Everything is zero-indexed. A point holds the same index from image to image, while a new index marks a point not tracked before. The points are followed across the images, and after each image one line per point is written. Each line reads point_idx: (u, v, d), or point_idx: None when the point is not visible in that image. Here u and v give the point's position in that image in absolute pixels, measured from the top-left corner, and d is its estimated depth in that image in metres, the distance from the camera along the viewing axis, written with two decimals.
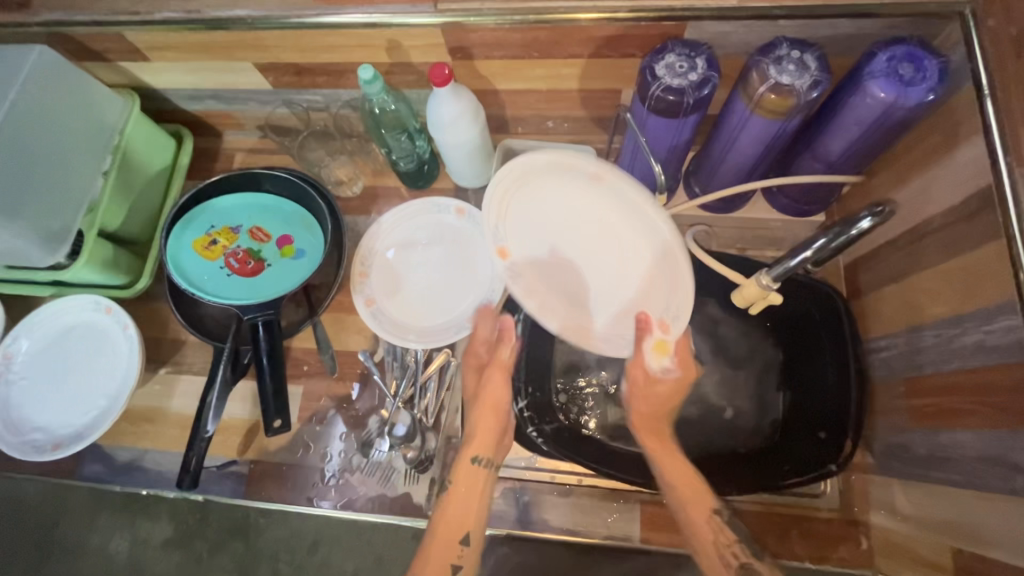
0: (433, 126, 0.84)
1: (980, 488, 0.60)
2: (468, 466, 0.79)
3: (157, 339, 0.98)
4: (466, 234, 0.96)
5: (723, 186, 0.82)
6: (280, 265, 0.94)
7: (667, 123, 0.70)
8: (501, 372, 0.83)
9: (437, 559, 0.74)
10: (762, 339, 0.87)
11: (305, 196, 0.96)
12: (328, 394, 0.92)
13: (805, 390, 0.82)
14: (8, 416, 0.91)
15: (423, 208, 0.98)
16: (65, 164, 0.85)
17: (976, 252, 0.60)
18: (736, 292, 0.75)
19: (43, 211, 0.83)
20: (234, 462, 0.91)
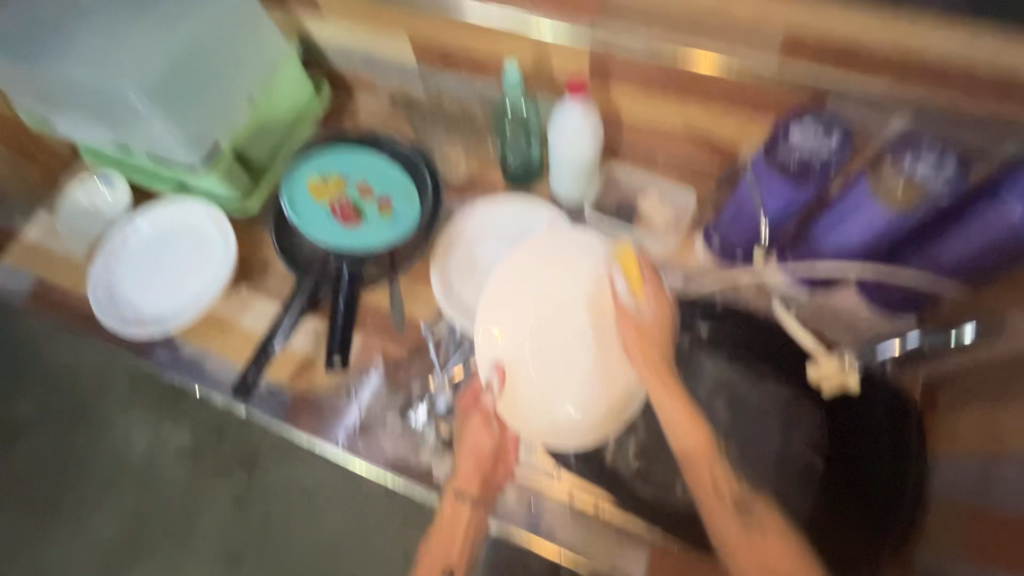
0: (553, 136, 0.89)
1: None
2: (452, 498, 0.79)
3: (248, 258, 1.06)
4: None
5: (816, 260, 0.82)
6: (375, 223, 0.99)
7: (781, 185, 0.71)
8: (484, 428, 0.81)
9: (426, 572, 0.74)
10: (815, 422, 0.80)
11: (414, 168, 1.03)
12: (383, 352, 0.97)
13: (864, 487, 0.75)
14: (109, 287, 1.01)
15: (516, 204, 1.02)
16: (223, 83, 0.95)
17: None
18: (813, 368, 0.80)
19: (196, 118, 0.93)
20: (283, 387, 0.96)
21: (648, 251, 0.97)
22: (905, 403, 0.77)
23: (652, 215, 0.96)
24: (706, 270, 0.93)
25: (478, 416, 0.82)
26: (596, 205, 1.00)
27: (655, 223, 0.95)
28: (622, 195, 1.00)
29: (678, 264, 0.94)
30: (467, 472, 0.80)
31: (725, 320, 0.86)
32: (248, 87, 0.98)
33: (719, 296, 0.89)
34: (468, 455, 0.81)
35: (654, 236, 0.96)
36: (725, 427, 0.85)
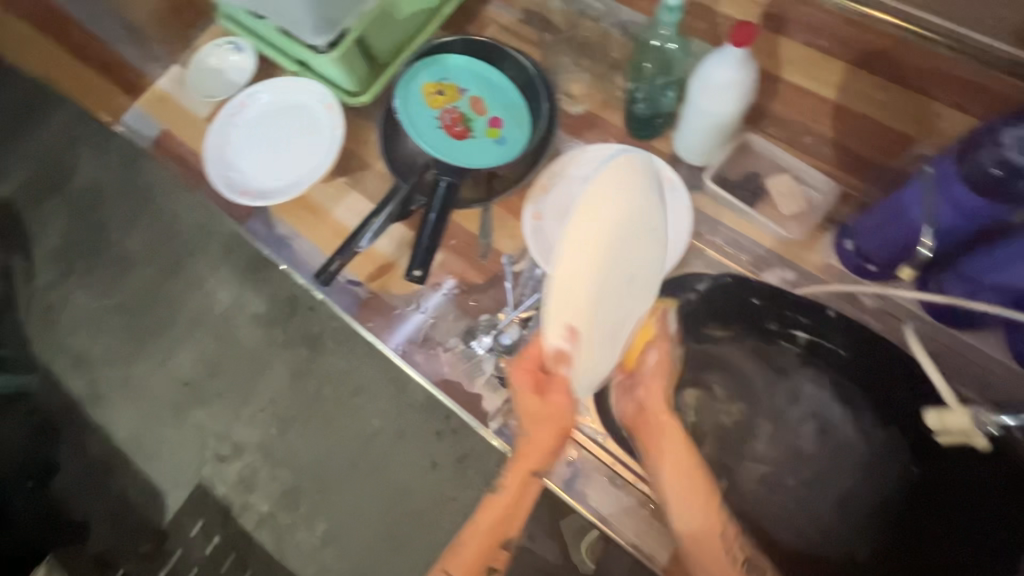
0: (698, 84, 0.79)
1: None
2: (526, 478, 0.71)
3: (350, 151, 1.06)
4: (655, 195, 0.91)
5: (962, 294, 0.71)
6: (482, 141, 0.96)
7: (966, 196, 0.62)
8: (539, 400, 0.73)
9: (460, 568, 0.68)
10: (896, 471, 0.78)
11: (532, 94, 0.97)
12: (459, 275, 0.95)
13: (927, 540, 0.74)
14: (220, 151, 1.05)
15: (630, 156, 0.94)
16: None
17: None
18: (937, 415, 0.71)
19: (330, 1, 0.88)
20: (360, 284, 0.98)
21: (762, 238, 0.89)
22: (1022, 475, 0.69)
23: (779, 198, 0.88)
24: (823, 276, 0.85)
25: (527, 380, 0.72)
26: (719, 174, 0.91)
27: (781, 208, 0.87)
28: (753, 168, 0.91)
29: (793, 262, 0.87)
30: (538, 449, 0.72)
31: (832, 333, 0.82)
32: None
33: (835, 309, 0.83)
34: (535, 423, 0.73)
35: (776, 222, 0.88)
36: (792, 442, 0.83)
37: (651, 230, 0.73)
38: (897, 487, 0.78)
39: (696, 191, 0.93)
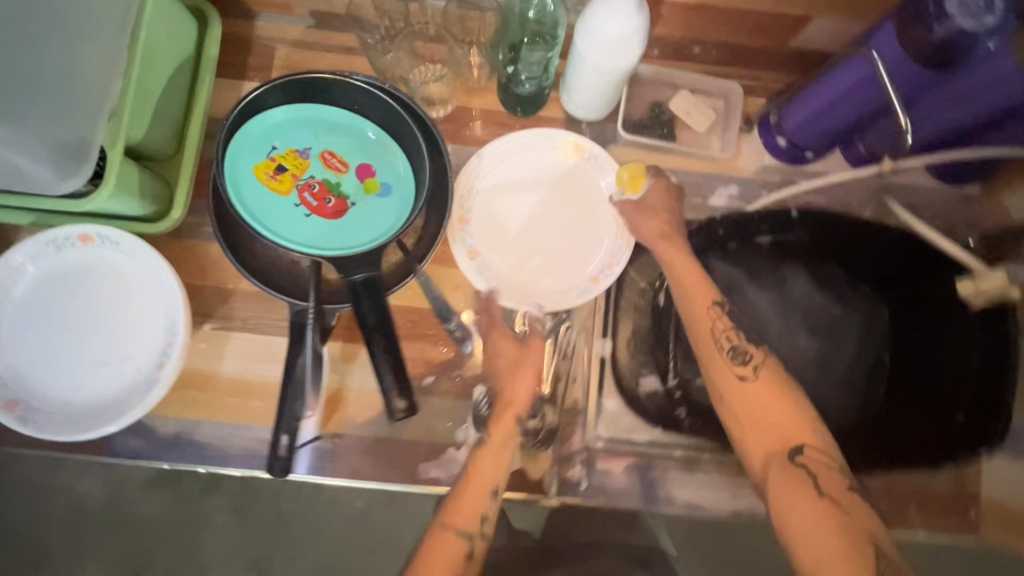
0: (582, 33, 0.67)
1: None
2: None
3: (196, 283, 0.79)
4: (582, 174, 0.82)
5: (896, 135, 0.72)
6: (365, 203, 0.75)
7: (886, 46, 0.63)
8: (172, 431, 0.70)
9: (471, 503, 0.65)
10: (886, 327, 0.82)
11: (394, 125, 0.76)
12: (424, 359, 0.79)
13: (935, 383, 0.81)
14: (2, 377, 0.69)
15: (531, 140, 0.81)
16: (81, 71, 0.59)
17: None
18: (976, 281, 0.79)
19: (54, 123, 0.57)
20: (318, 437, 0.78)
21: (694, 163, 0.85)
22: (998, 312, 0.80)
23: (690, 116, 0.83)
24: (762, 175, 0.84)
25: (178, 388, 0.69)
26: (628, 120, 0.84)
27: (696, 125, 0.83)
28: (653, 98, 0.85)
29: (729, 174, 0.85)
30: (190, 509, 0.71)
31: (792, 230, 0.83)
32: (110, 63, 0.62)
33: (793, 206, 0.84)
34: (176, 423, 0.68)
35: (699, 142, 0.85)
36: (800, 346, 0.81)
37: (537, 178, 0.82)
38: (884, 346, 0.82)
39: (610, 146, 0.85)
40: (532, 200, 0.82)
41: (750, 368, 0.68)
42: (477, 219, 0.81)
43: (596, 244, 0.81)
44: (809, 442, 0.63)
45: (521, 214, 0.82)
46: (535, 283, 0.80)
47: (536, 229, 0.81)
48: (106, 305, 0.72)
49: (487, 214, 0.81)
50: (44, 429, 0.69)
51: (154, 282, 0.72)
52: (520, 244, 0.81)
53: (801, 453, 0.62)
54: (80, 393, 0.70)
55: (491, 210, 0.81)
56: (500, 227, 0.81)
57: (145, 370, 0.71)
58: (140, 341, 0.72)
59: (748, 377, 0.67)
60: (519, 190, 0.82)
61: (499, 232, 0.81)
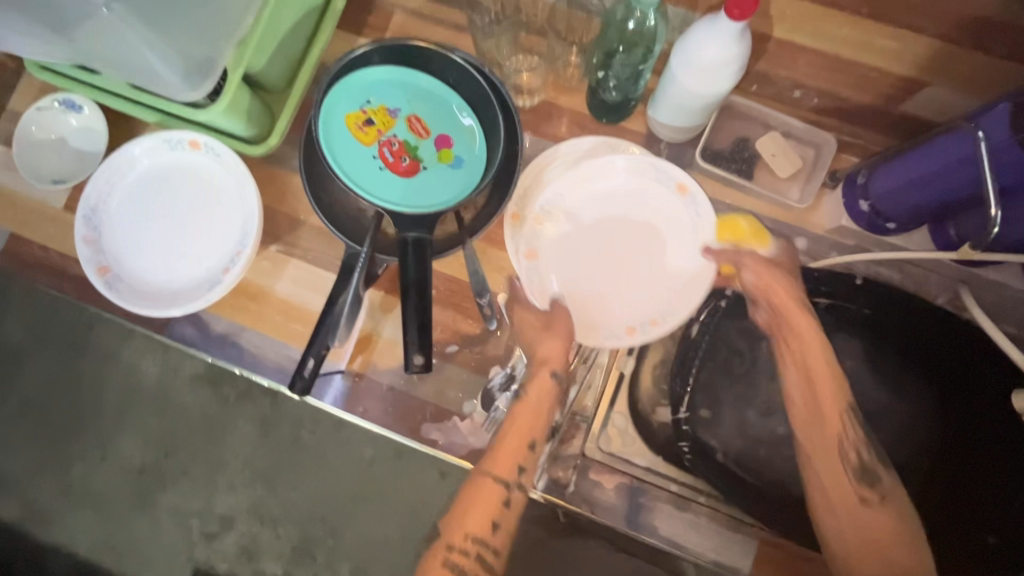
0: (679, 56, 0.67)
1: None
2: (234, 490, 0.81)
3: (273, 207, 0.86)
4: (680, 219, 0.80)
5: (981, 227, 0.68)
6: (435, 170, 0.79)
7: (999, 127, 0.60)
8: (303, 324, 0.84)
9: (506, 455, 0.70)
10: (930, 428, 0.76)
11: (484, 106, 0.80)
12: (452, 328, 0.83)
13: (977, 497, 0.73)
14: (101, 244, 0.80)
15: (639, 169, 0.81)
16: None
17: None
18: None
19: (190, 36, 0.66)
20: (340, 371, 0.83)
21: (766, 207, 0.83)
22: None
23: (774, 159, 0.81)
24: (834, 235, 0.81)
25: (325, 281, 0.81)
26: (708, 149, 0.83)
27: (777, 169, 0.82)
28: (740, 133, 0.84)
29: (800, 226, 0.82)
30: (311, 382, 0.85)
31: (855, 297, 0.78)
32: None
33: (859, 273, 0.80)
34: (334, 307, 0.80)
35: (776, 187, 0.82)
36: None
37: (602, 193, 0.81)
38: (932, 450, 0.76)
39: (684, 171, 0.84)
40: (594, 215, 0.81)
41: (876, 491, 0.67)
42: (533, 221, 0.81)
43: (673, 296, 0.79)
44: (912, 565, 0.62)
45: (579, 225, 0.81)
46: (580, 298, 0.80)
47: (592, 245, 0.81)
48: (198, 207, 0.81)
49: (541, 219, 0.81)
50: (120, 295, 0.78)
51: (240, 197, 0.80)
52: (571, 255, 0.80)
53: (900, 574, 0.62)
54: (157, 275, 0.80)
55: (547, 214, 0.81)
56: (554, 234, 0.81)
57: (213, 270, 0.79)
58: (216, 246, 0.80)
59: (868, 501, 0.66)
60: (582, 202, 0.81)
61: (551, 236, 0.81)
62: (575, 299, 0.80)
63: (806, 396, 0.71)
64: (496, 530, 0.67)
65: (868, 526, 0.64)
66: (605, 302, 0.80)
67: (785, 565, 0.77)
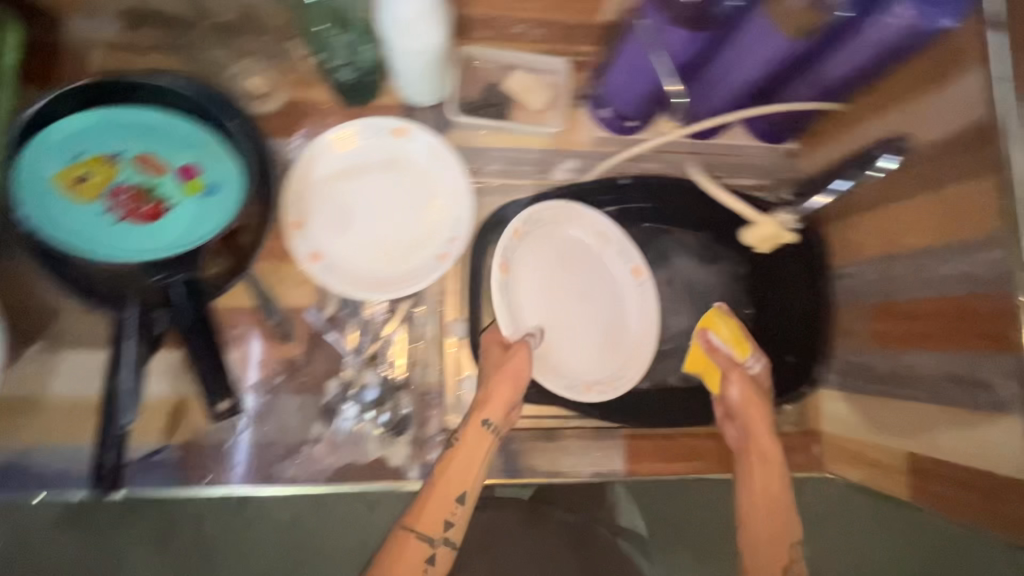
0: (383, 26, 0.67)
1: (960, 427, 0.63)
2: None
3: (15, 304, 0.74)
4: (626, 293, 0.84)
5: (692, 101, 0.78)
6: (186, 206, 0.73)
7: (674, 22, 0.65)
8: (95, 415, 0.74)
9: (434, 509, 0.68)
10: (726, 285, 0.85)
11: (219, 122, 0.74)
12: (272, 358, 0.78)
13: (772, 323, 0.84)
14: None
15: (568, 223, 0.83)
16: None
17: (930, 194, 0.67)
18: (750, 231, 0.82)
19: None
20: (161, 449, 0.75)
21: (533, 141, 0.87)
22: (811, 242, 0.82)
23: (525, 95, 0.85)
24: (598, 148, 0.87)
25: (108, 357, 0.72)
26: (463, 103, 0.85)
27: (530, 103, 0.85)
28: (487, 80, 0.86)
29: (567, 148, 0.87)
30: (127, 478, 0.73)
31: (631, 195, 0.85)
32: None
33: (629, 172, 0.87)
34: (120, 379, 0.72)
35: (536, 120, 0.86)
36: None
37: (370, 170, 0.82)
38: (737, 302, 0.85)
39: (449, 130, 0.86)
40: (369, 193, 0.82)
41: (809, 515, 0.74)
42: (310, 217, 0.79)
43: (591, 359, 0.82)
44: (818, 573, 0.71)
45: (359, 208, 0.81)
46: (384, 277, 0.80)
47: (378, 224, 0.82)
48: None
49: (316, 213, 0.80)
50: None
51: None
52: (361, 239, 0.81)
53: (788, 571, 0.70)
54: None
55: (324, 207, 0.80)
56: (336, 224, 0.80)
57: None
58: None
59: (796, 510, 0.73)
60: (353, 185, 0.82)
61: (334, 227, 0.80)
62: (381, 281, 0.80)
63: (749, 404, 0.76)
64: (433, 563, 0.66)
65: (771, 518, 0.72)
66: (411, 274, 0.81)
67: (653, 452, 0.83)
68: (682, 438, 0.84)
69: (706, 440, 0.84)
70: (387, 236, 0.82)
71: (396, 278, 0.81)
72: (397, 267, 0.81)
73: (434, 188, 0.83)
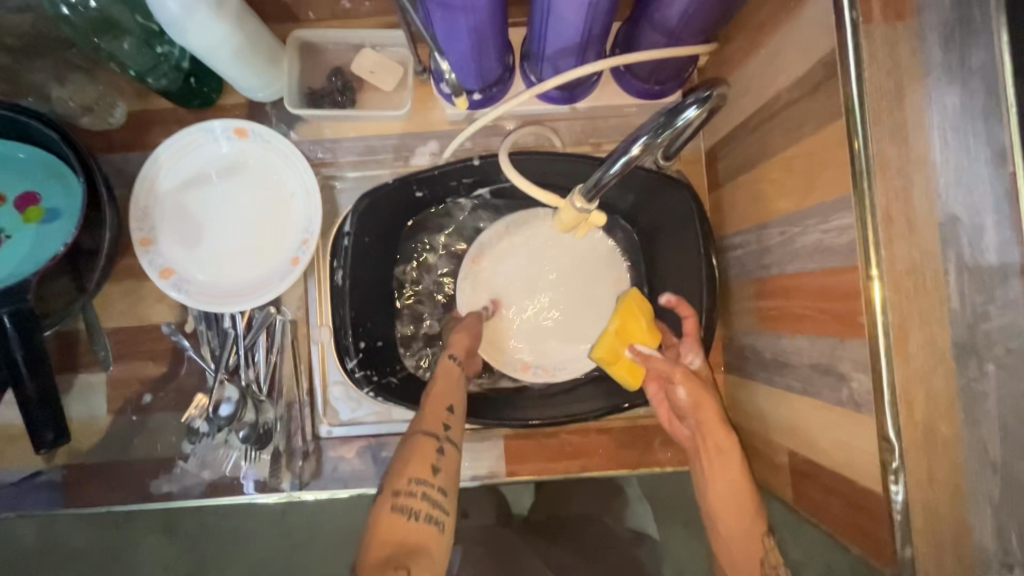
0: (165, 25, 0.61)
1: (824, 425, 0.54)
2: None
3: None
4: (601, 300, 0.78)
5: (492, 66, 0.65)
6: (24, 233, 0.73)
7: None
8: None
9: (431, 415, 0.64)
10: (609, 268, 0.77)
11: (47, 143, 0.73)
12: (139, 377, 0.78)
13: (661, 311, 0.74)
14: None
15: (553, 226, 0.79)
16: None
17: (796, 147, 0.55)
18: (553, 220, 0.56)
19: None
20: (43, 472, 0.77)
21: (387, 126, 0.80)
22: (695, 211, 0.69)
23: (374, 74, 0.77)
24: (457, 127, 0.79)
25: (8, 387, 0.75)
26: (306, 93, 0.79)
27: (378, 84, 0.78)
28: (331, 64, 0.79)
29: (426, 130, 0.80)
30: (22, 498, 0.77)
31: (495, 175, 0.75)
32: None
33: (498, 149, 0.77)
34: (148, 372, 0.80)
35: (387, 103, 0.79)
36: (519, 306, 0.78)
37: (217, 175, 0.78)
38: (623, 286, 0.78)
39: (298, 124, 0.80)
40: (218, 201, 0.78)
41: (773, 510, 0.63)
42: (161, 232, 0.77)
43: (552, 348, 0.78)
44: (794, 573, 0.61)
45: (210, 217, 0.78)
46: (241, 288, 0.77)
47: (231, 232, 0.78)
48: None
49: (166, 226, 0.77)
50: None
51: None
52: (214, 250, 0.78)
53: (764, 548, 0.61)
54: None
55: (174, 219, 0.77)
56: (188, 236, 0.77)
57: None
58: None
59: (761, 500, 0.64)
60: (201, 194, 0.78)
61: (186, 240, 0.77)
62: (236, 292, 0.76)
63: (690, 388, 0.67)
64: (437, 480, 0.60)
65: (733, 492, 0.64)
66: (267, 280, 0.77)
67: (535, 451, 0.78)
68: (568, 436, 0.78)
69: (595, 436, 0.78)
70: (242, 244, 0.78)
71: (254, 286, 0.77)
72: (254, 276, 0.77)
73: (283, 187, 0.79)
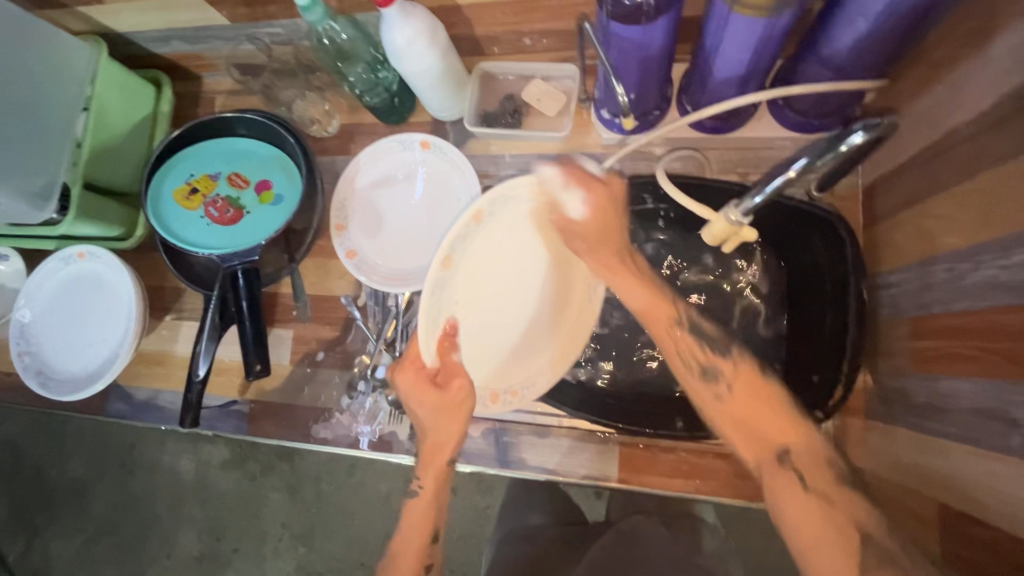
0: (391, 57, 0.77)
1: (985, 477, 0.51)
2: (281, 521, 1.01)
3: (160, 285, 1.03)
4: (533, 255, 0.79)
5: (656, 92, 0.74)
6: (259, 211, 0.93)
7: (627, 31, 0.61)
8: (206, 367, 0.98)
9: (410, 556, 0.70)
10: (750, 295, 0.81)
11: (286, 144, 0.93)
12: (316, 338, 0.95)
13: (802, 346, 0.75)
14: (32, 355, 0.98)
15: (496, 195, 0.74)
16: (37, 135, 0.85)
17: (972, 182, 0.54)
18: (707, 231, 0.64)
19: (22, 167, 0.84)
20: (236, 402, 0.96)
21: (546, 145, 0.90)
22: (844, 245, 0.68)
23: (541, 102, 0.88)
24: (609, 150, 0.87)
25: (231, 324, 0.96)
26: (481, 114, 0.91)
27: (545, 109, 0.88)
28: (505, 91, 0.91)
29: (581, 150, 0.89)
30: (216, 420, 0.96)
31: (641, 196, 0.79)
32: (63, 127, 0.88)
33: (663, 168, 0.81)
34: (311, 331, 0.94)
35: (549, 125, 0.89)
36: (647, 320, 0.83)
37: (402, 180, 0.94)
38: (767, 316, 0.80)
39: (471, 140, 0.93)
40: (401, 200, 0.93)
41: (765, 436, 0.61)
42: (352, 221, 0.93)
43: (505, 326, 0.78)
44: (798, 445, 0.59)
45: (390, 212, 0.93)
46: (406, 272, 0.90)
47: (405, 226, 0.92)
48: (97, 301, 0.98)
49: (356, 217, 0.93)
50: (49, 390, 0.95)
51: (121, 283, 0.96)
52: (391, 240, 0.92)
53: (789, 453, 0.59)
54: (76, 366, 0.96)
55: (363, 210, 0.93)
56: (371, 226, 0.93)
57: (113, 348, 0.95)
58: (114, 328, 0.96)
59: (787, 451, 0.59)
60: (386, 193, 0.94)
61: (370, 230, 0.92)
62: (403, 276, 0.89)
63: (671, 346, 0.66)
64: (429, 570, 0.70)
65: (762, 399, 0.62)
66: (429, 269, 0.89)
67: (650, 464, 0.80)
68: (686, 455, 0.79)
69: (714, 460, 0.78)
70: (412, 237, 0.92)
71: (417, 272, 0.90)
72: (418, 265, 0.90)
73: (452, 192, 0.92)
